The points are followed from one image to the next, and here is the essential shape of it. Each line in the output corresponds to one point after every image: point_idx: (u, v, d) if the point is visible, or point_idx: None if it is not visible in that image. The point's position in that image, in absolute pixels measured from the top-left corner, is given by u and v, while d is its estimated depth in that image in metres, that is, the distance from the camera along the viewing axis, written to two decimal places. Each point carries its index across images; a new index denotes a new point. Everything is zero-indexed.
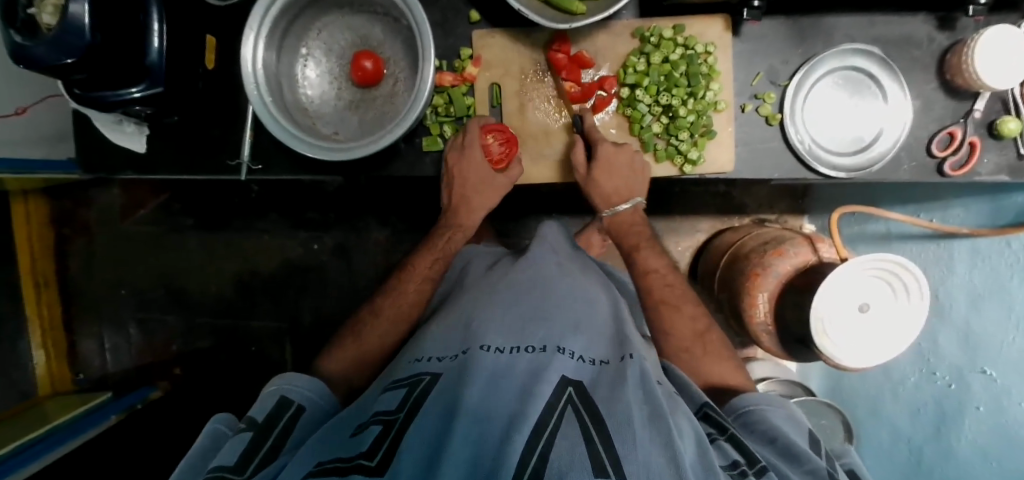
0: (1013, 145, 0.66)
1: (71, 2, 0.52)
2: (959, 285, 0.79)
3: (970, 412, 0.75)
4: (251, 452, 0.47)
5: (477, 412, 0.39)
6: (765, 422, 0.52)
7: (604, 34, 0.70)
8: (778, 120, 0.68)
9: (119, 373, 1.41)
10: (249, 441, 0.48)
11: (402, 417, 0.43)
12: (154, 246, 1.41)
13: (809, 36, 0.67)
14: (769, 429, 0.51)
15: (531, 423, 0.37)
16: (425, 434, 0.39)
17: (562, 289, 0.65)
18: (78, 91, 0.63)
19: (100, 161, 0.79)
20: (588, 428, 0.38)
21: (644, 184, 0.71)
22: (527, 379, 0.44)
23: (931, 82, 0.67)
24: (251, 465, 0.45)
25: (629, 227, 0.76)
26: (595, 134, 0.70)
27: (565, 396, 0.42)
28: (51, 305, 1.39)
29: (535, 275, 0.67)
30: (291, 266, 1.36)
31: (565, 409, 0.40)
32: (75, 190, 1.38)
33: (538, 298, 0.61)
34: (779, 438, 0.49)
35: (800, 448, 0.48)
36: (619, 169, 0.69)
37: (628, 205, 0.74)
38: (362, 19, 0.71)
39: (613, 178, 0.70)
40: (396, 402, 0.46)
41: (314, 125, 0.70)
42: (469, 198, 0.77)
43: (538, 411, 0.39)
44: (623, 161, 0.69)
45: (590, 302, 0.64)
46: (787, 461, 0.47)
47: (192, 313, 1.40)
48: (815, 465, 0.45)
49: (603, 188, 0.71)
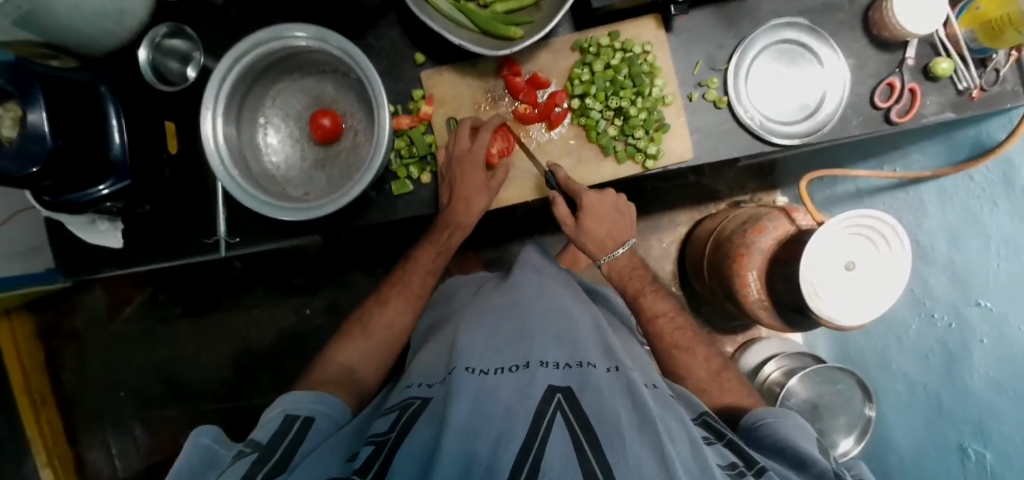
0: (950, 83, 0.69)
1: (30, 112, 0.54)
2: (935, 225, 0.81)
3: (976, 345, 0.74)
4: (257, 466, 0.46)
5: (464, 429, 0.40)
6: (775, 434, 0.54)
7: (545, 52, 0.73)
8: (726, 102, 0.70)
9: (129, 478, 1.36)
10: (256, 456, 0.47)
11: (394, 436, 0.45)
12: (146, 340, 1.39)
13: (737, 19, 0.70)
14: (778, 440, 0.53)
15: (519, 442, 0.38)
16: (413, 461, 0.39)
17: (541, 304, 0.65)
18: (49, 197, 0.64)
19: (79, 264, 0.79)
20: (578, 436, 0.39)
21: (630, 226, 0.76)
22: (513, 395, 0.44)
23: (859, 40, 0.71)
24: (260, 472, 0.44)
25: (630, 271, 0.77)
26: (574, 186, 0.71)
27: (553, 402, 0.43)
28: (50, 420, 1.35)
29: (514, 294, 0.69)
30: (287, 335, 1.35)
31: (554, 416, 0.41)
32: (59, 299, 1.37)
33: (518, 318, 0.62)
34: (788, 447, 0.51)
35: (805, 454, 0.50)
36: (606, 213, 0.74)
37: (622, 250, 0.76)
38: (313, 81, 0.73)
39: (601, 223, 0.73)
40: (388, 424, 0.47)
41: (283, 190, 0.72)
42: (467, 198, 0.72)
43: (525, 426, 0.40)
44: (605, 207, 0.73)
45: (569, 314, 0.65)
46: (796, 469, 0.49)
47: (195, 402, 1.36)
48: (823, 468, 0.47)
49: (594, 234, 0.74)
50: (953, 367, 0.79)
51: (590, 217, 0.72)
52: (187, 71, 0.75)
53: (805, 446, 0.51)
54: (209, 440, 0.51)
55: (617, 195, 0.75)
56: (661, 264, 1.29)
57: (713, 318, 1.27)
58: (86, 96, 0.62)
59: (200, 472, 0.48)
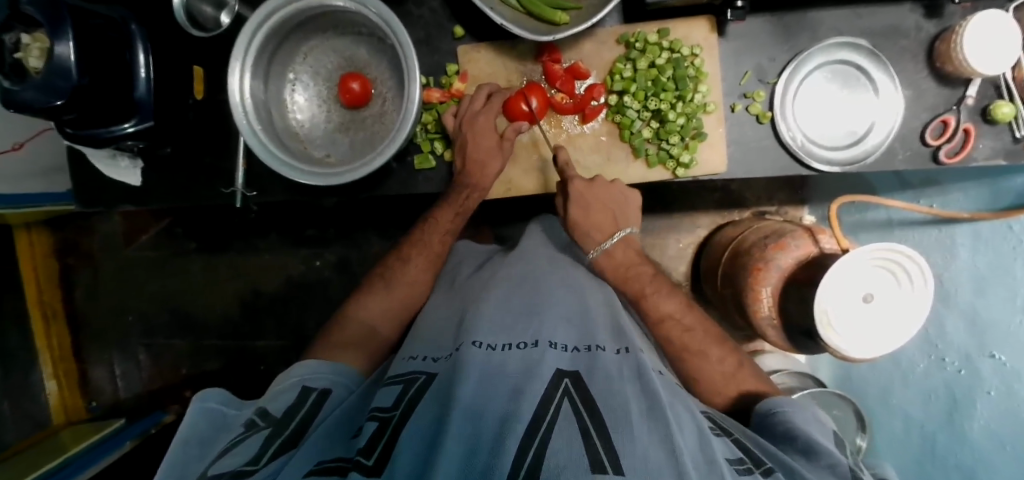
0: (1009, 129, 0.65)
1: (58, 44, 0.53)
2: (963, 268, 0.79)
3: (981, 396, 0.75)
4: (266, 447, 0.46)
5: (471, 409, 0.39)
6: (788, 422, 0.51)
7: (590, 42, 0.71)
8: (770, 118, 0.67)
9: (130, 399, 1.42)
10: (266, 437, 0.47)
11: (399, 413, 0.45)
12: (156, 271, 1.41)
13: (796, 31, 0.67)
14: (789, 428, 0.51)
15: (525, 424, 0.37)
16: (416, 443, 0.39)
17: (553, 281, 0.65)
18: (71, 131, 0.63)
19: (97, 195, 0.79)
20: (585, 421, 0.38)
21: (632, 214, 0.72)
22: (521, 377, 0.44)
23: (921, 71, 0.67)
24: (267, 454, 0.45)
25: (628, 271, 0.71)
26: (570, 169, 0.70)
27: (561, 387, 0.43)
28: (60, 335, 1.39)
29: (527, 267, 0.68)
30: (293, 284, 1.37)
31: (562, 402, 0.41)
32: (77, 220, 1.40)
33: (529, 292, 0.62)
34: (798, 436, 0.49)
35: (817, 445, 0.47)
36: (602, 198, 0.70)
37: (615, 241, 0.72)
38: (348, 42, 0.71)
39: (588, 212, 0.70)
40: (393, 399, 0.48)
41: (305, 149, 0.71)
42: (482, 161, 0.70)
43: (531, 409, 0.39)
44: (601, 195, 0.70)
45: (583, 294, 0.64)
46: (803, 457, 0.47)
47: (199, 336, 1.40)
48: (834, 461, 0.46)
49: (589, 216, 0.70)
50: (957, 412, 0.79)
51: (583, 203, 0.69)
52: (220, 17, 0.73)
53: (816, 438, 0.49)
54: (213, 404, 0.54)
55: (612, 182, 0.71)
56: (675, 264, 1.27)
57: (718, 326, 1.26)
58: (117, 33, 0.60)
59: (212, 433, 0.51)
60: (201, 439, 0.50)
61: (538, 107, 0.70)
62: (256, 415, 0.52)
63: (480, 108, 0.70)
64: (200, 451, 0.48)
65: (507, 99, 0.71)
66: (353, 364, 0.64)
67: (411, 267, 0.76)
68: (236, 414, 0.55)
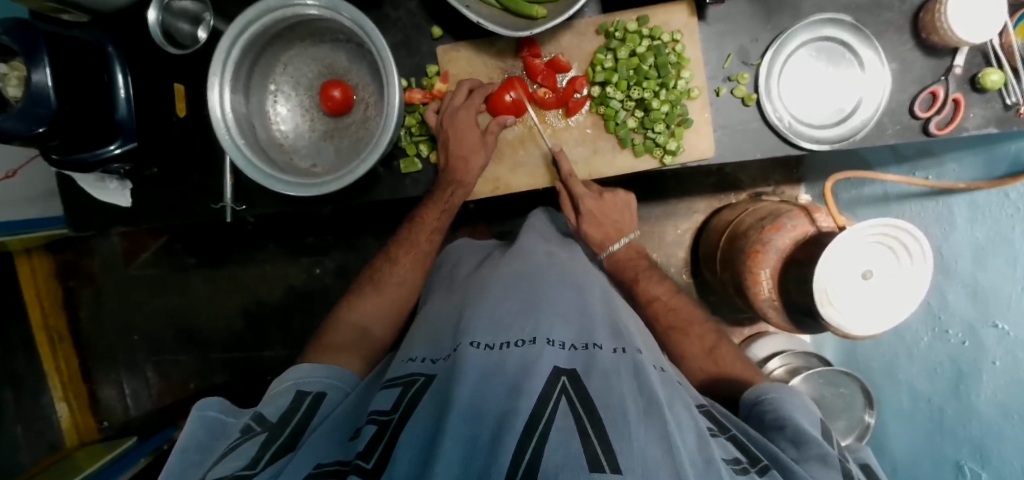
0: (998, 96, 0.64)
1: (35, 71, 0.53)
2: (961, 240, 0.78)
3: (986, 369, 0.74)
4: (263, 451, 0.46)
5: (469, 408, 0.39)
6: (778, 410, 0.52)
7: (569, 34, 0.70)
8: (755, 100, 0.67)
9: (140, 416, 1.43)
10: (263, 441, 0.48)
11: (397, 417, 0.45)
12: (158, 288, 1.42)
13: (778, 10, 0.66)
14: (780, 418, 0.51)
15: (523, 421, 0.37)
16: (414, 445, 0.39)
17: (553, 278, 0.65)
18: (56, 156, 0.63)
19: (88, 219, 0.79)
20: (582, 420, 0.38)
21: (631, 222, 0.79)
22: (517, 375, 0.44)
23: (906, 43, 0.66)
24: (265, 459, 0.45)
25: (628, 262, 0.79)
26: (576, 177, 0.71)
27: (558, 386, 0.43)
28: (67, 357, 1.41)
29: (525, 265, 0.68)
30: (296, 293, 1.37)
31: (559, 400, 0.41)
32: (76, 243, 1.40)
33: (525, 290, 0.62)
34: (787, 425, 0.49)
35: (806, 436, 0.47)
36: (609, 215, 0.77)
37: (621, 244, 0.79)
38: (326, 49, 0.71)
39: (600, 226, 0.77)
40: (392, 401, 0.48)
41: (291, 160, 0.70)
42: (465, 158, 0.69)
43: (529, 408, 0.39)
44: (608, 210, 0.76)
45: (581, 292, 0.64)
46: (793, 447, 0.47)
47: (206, 350, 1.41)
48: (824, 451, 0.45)
49: (591, 233, 0.77)
50: (963, 384, 0.79)
51: (590, 220, 0.75)
52: (198, 32, 0.73)
53: (805, 426, 0.49)
54: (211, 412, 0.54)
55: (615, 195, 0.76)
56: (674, 250, 1.26)
57: (720, 309, 1.26)
58: (95, 56, 0.61)
59: (210, 440, 0.51)
60: (199, 446, 0.50)
61: (520, 99, 0.69)
62: (252, 420, 0.52)
63: (460, 105, 0.69)
64: (200, 458, 0.48)
65: (489, 96, 0.71)
66: (349, 367, 0.64)
67: (405, 271, 0.76)
68: (234, 421, 0.54)
